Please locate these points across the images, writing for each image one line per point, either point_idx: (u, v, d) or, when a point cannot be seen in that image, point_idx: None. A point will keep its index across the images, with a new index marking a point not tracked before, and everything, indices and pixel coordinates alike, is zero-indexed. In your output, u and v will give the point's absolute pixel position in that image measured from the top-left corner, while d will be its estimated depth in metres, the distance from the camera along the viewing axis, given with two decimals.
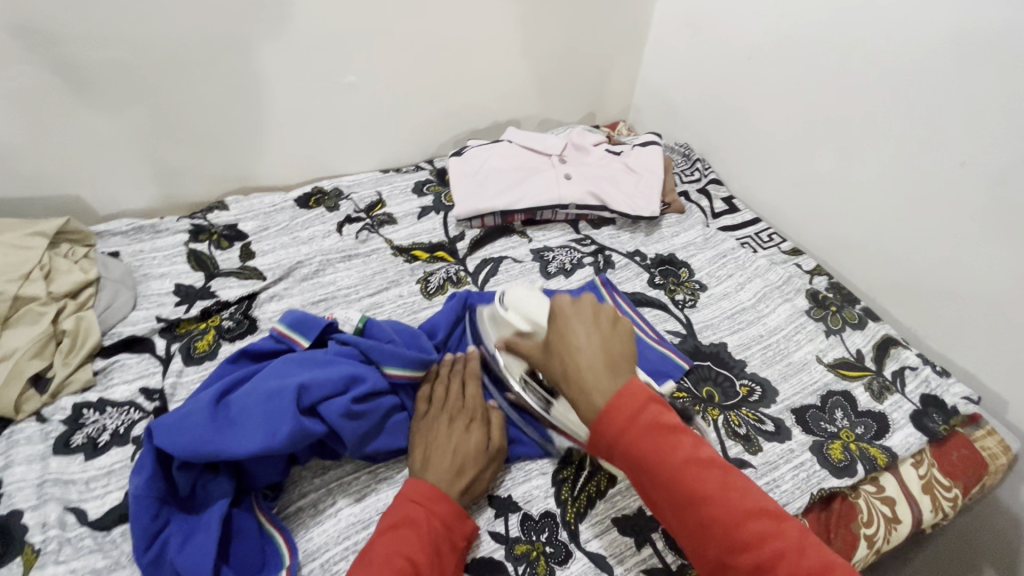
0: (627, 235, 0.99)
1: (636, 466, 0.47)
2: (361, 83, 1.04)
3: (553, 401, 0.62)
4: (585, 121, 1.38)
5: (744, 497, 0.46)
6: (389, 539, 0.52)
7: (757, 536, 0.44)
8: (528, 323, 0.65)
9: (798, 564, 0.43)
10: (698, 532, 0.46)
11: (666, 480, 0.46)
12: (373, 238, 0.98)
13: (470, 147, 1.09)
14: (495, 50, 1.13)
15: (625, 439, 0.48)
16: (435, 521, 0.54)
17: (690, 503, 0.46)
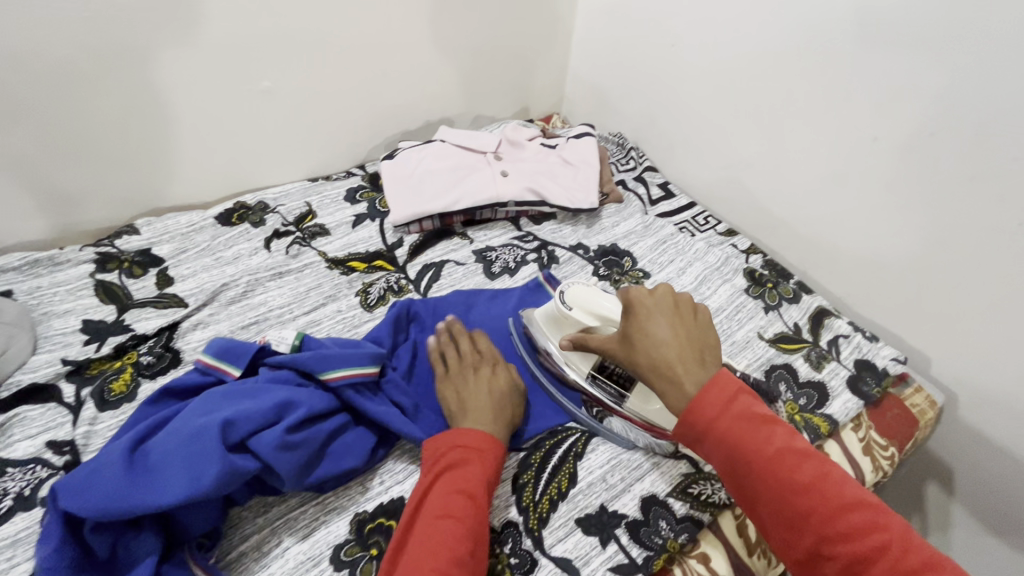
0: (568, 229, 0.99)
1: (730, 456, 0.48)
2: (277, 88, 0.98)
3: (626, 395, 0.65)
4: (518, 115, 1.37)
5: (843, 485, 0.47)
6: (446, 489, 0.55)
7: (858, 527, 0.44)
8: (595, 318, 0.66)
9: (901, 559, 0.43)
10: (793, 524, 0.46)
11: (760, 466, 0.47)
12: (306, 251, 0.93)
13: (402, 149, 1.05)
14: (419, 47, 1.09)
15: (717, 429, 0.49)
16: (486, 465, 0.58)
17: (790, 492, 0.46)
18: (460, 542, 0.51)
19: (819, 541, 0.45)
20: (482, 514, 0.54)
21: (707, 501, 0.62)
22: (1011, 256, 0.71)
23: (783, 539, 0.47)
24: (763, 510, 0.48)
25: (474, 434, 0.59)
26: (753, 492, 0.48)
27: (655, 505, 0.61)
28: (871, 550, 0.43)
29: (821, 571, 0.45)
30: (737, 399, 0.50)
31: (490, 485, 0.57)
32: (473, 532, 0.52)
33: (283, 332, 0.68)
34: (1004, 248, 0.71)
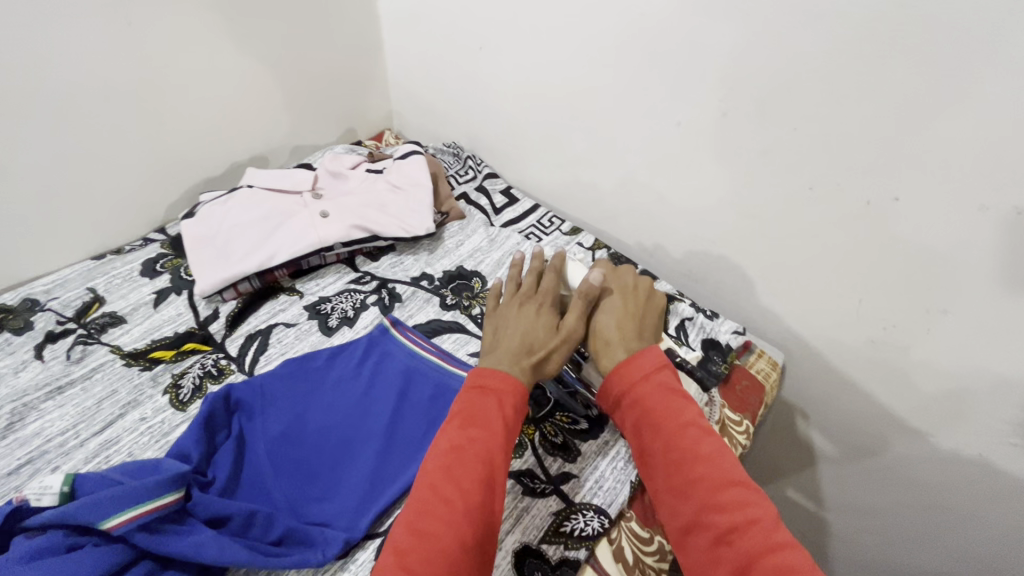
0: (410, 259, 0.92)
1: (642, 417, 0.56)
2: (6, 163, 0.78)
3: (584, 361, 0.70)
4: (346, 137, 1.26)
5: (735, 469, 0.50)
6: (459, 424, 0.53)
7: (737, 502, 0.47)
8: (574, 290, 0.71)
9: (768, 534, 0.44)
10: (682, 491, 0.50)
11: (668, 430, 0.53)
12: (93, 351, 0.77)
13: (202, 205, 0.91)
14: (197, 83, 0.93)
15: (637, 394, 0.57)
16: (506, 409, 0.55)
17: (682, 462, 0.51)
18: (467, 491, 0.48)
19: (701, 509, 0.47)
20: (498, 456, 0.51)
21: (582, 536, 0.59)
22: (808, 221, 0.75)
23: (669, 506, 0.50)
24: (661, 474, 0.52)
25: (496, 373, 0.57)
26: (654, 458, 0.53)
27: (530, 557, 0.57)
28: (744, 526, 0.45)
29: (693, 539, 0.47)
30: (658, 378, 0.58)
31: (506, 428, 0.54)
32: (482, 477, 0.49)
33: (42, 483, 0.53)
34: (801, 215, 0.75)
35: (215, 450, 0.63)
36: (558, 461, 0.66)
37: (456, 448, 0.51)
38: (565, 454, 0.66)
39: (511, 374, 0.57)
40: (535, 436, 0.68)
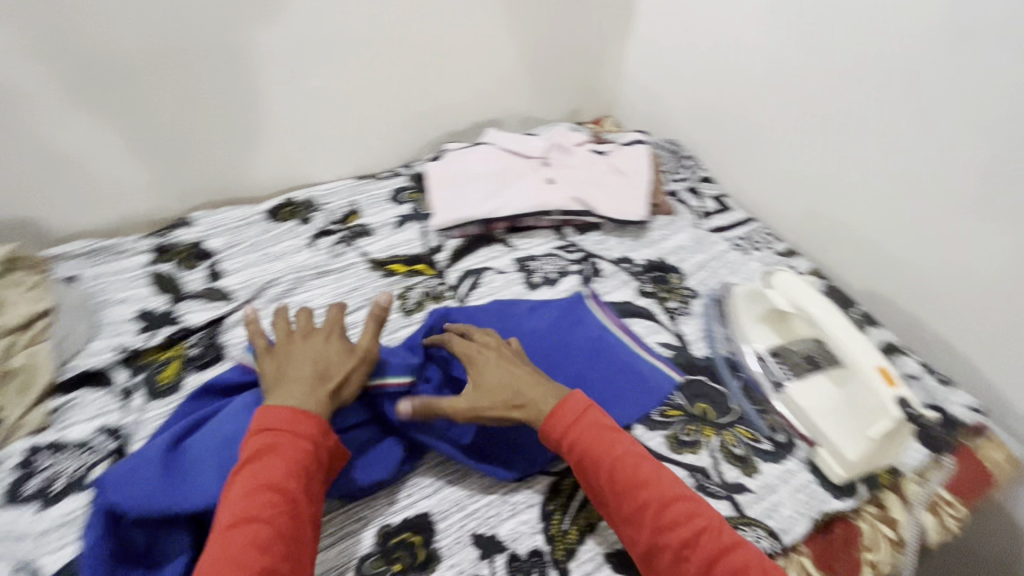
0: (614, 240, 0.95)
1: (581, 459, 0.55)
2: (330, 87, 1.00)
3: (786, 383, 0.69)
4: (569, 118, 1.35)
5: (673, 485, 0.53)
6: (251, 476, 0.48)
7: (685, 515, 0.51)
8: (789, 305, 0.70)
9: (718, 536, 0.50)
10: (633, 518, 0.52)
11: (613, 471, 0.53)
12: (349, 251, 0.93)
13: (449, 151, 1.05)
14: (473, 47, 1.10)
15: (570, 434, 0.56)
16: (298, 460, 0.50)
17: (628, 493, 0.53)
18: (284, 553, 0.45)
19: (655, 533, 0.51)
20: (304, 508, 0.48)
21: None
22: None
23: (628, 533, 0.53)
24: (611, 504, 0.54)
25: (273, 413, 0.52)
26: (605, 495, 0.54)
27: None
28: (695, 538, 0.50)
29: (654, 561, 0.51)
30: (587, 413, 0.57)
31: (295, 504, 0.48)
32: (290, 540, 0.46)
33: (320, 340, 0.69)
34: None
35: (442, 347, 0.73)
36: (735, 470, 0.65)
37: (246, 516, 0.46)
38: (743, 465, 0.65)
39: (312, 412, 0.53)
40: (714, 439, 0.68)
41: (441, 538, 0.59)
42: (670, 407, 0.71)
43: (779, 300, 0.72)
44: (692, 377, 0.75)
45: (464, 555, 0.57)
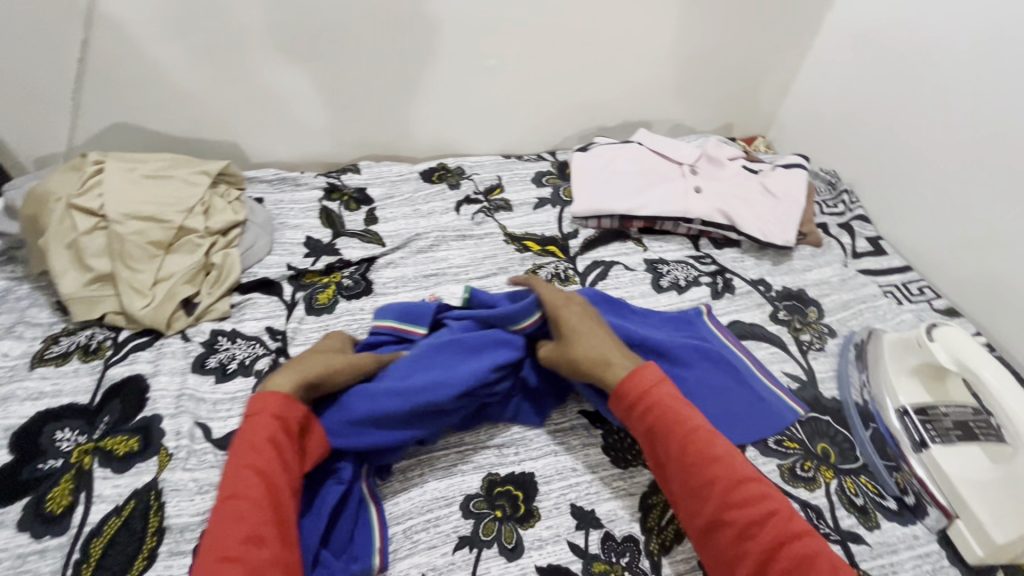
0: (751, 261, 0.92)
1: (654, 426, 0.55)
2: (501, 67, 1.06)
3: (928, 447, 0.65)
4: (721, 131, 1.35)
5: (745, 466, 0.52)
6: (239, 460, 0.50)
7: (754, 497, 0.49)
8: (952, 361, 0.63)
9: (787, 524, 0.47)
10: (698, 491, 0.51)
11: (682, 442, 0.53)
12: (488, 221, 0.99)
13: (598, 143, 1.07)
14: (642, 47, 1.11)
15: (647, 399, 0.56)
16: (269, 438, 0.52)
17: (697, 464, 0.52)
18: (263, 521, 0.47)
19: (720, 509, 0.49)
20: (276, 475, 0.50)
21: None
22: None
23: (687, 508, 0.52)
24: (675, 475, 0.53)
25: (266, 395, 0.55)
26: (669, 466, 0.53)
27: None
28: (764, 519, 0.48)
29: (716, 538, 0.49)
30: (662, 384, 0.57)
31: (271, 481, 0.49)
32: (268, 509, 0.48)
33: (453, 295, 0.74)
34: None
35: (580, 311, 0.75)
36: (852, 519, 0.62)
37: (232, 493, 0.48)
38: (863, 517, 0.62)
39: (295, 399, 0.56)
40: (833, 482, 0.65)
41: (542, 499, 0.62)
42: (788, 439, 0.68)
43: (941, 354, 0.65)
44: (814, 415, 0.72)
45: (561, 520, 0.60)
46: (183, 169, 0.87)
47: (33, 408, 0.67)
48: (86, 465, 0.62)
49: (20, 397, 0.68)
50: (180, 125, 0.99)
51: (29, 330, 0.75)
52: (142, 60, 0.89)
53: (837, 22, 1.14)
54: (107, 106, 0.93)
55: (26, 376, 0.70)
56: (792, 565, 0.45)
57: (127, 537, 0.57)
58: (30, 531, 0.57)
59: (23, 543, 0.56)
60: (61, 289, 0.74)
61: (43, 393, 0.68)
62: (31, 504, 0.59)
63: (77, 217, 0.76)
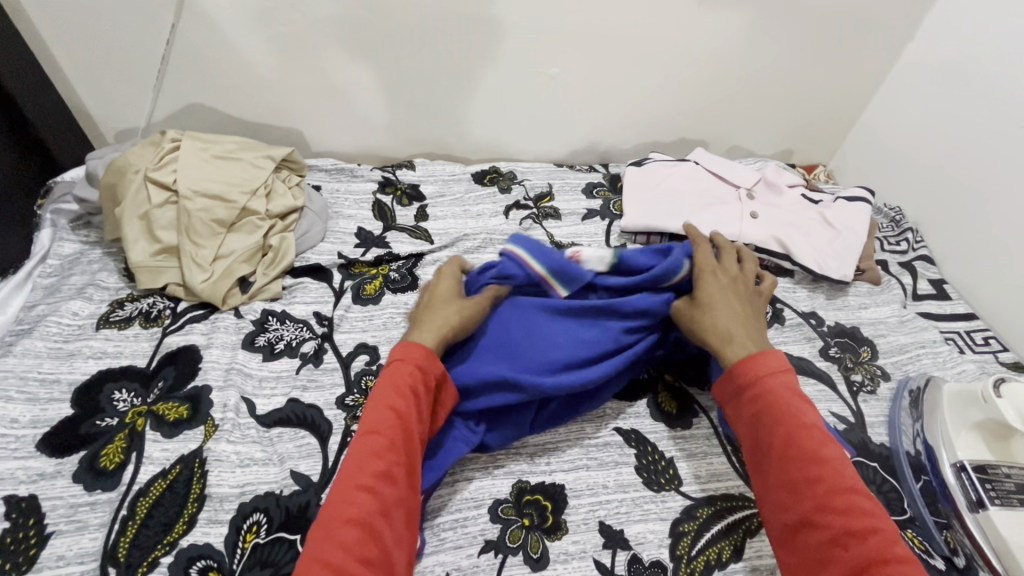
0: (804, 292, 0.90)
1: (762, 411, 0.55)
2: (563, 76, 1.06)
3: (984, 508, 0.60)
4: (780, 156, 1.32)
5: (856, 480, 0.50)
6: (383, 396, 0.54)
7: (857, 507, 0.47)
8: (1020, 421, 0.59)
9: (889, 543, 0.45)
10: (796, 486, 0.50)
11: (790, 433, 0.52)
12: (536, 228, 1.00)
13: (652, 159, 1.05)
14: (707, 66, 1.09)
15: (760, 385, 0.56)
16: (410, 382, 0.55)
17: (801, 459, 0.51)
18: (396, 460, 0.50)
19: (817, 509, 0.48)
20: (412, 422, 0.53)
21: None
22: None
23: (780, 501, 0.51)
24: (774, 465, 0.52)
25: (412, 345, 0.59)
26: (770, 456, 0.53)
27: None
28: (863, 531, 0.45)
29: (805, 537, 0.48)
30: (782, 376, 0.57)
31: (408, 423, 0.53)
32: (402, 453, 0.51)
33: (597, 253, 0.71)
34: None
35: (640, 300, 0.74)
36: None
37: (372, 428, 0.52)
38: None
39: (435, 354, 0.60)
40: None
41: (571, 512, 0.62)
42: None
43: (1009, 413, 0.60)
44: (859, 459, 0.69)
45: (589, 536, 0.60)
46: (251, 153, 0.90)
47: (96, 367, 0.71)
48: (139, 426, 0.65)
49: (85, 355, 0.72)
50: (251, 110, 1.03)
51: (98, 292, 0.80)
52: (223, 47, 0.93)
53: (916, 54, 1.10)
54: (187, 88, 0.98)
55: (91, 336, 0.74)
56: None
57: (170, 500, 0.59)
58: (84, 483, 0.60)
59: (76, 494, 0.59)
60: (130, 257, 0.78)
61: (106, 353, 0.72)
62: (87, 457, 0.62)
63: (151, 190, 0.80)
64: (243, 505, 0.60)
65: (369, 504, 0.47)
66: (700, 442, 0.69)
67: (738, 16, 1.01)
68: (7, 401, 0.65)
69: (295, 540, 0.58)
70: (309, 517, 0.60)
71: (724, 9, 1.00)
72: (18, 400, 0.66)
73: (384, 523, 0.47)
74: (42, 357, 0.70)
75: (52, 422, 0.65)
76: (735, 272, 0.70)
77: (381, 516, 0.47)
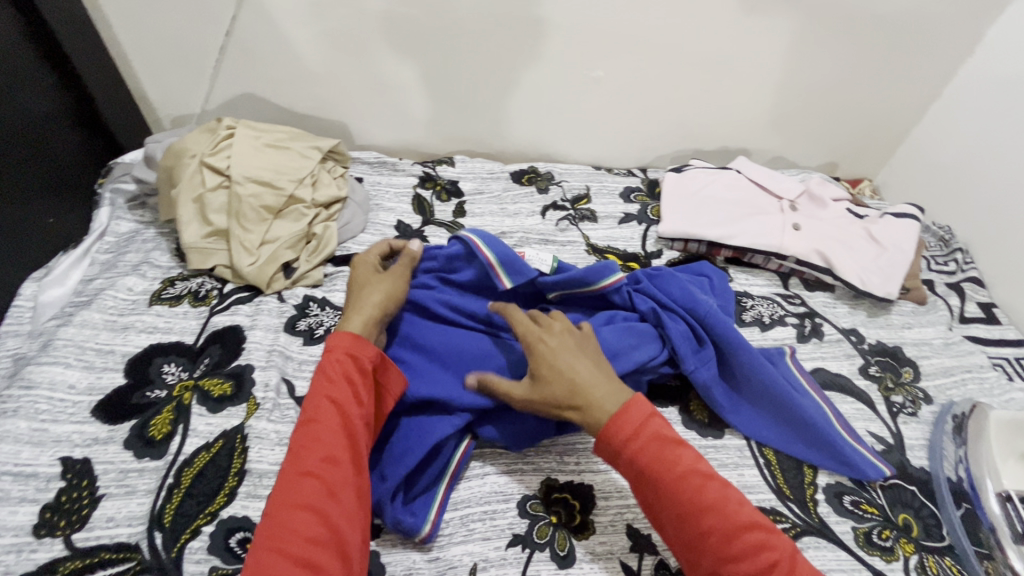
0: (844, 308, 0.88)
1: (642, 473, 0.51)
2: (607, 79, 1.06)
3: None
4: (824, 169, 1.30)
5: (742, 511, 0.49)
6: (316, 391, 0.55)
7: (753, 546, 0.47)
8: None
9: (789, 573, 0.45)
10: (693, 543, 0.48)
11: (671, 485, 0.50)
12: (572, 229, 1.00)
13: (692, 166, 1.04)
14: (754, 74, 1.08)
15: (634, 444, 0.52)
16: (344, 370, 0.57)
17: (689, 514, 0.49)
18: (338, 445, 0.52)
19: (717, 562, 0.47)
20: (349, 406, 0.55)
21: None
22: None
23: (686, 557, 0.50)
24: (668, 524, 0.50)
25: (342, 334, 0.60)
26: (664, 513, 0.50)
27: None
28: (766, 572, 0.45)
29: None
30: (649, 427, 0.53)
31: (347, 406, 0.55)
32: (342, 437, 0.53)
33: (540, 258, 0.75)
34: None
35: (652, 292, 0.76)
36: None
37: (309, 418, 0.53)
38: None
39: (364, 338, 0.61)
40: (913, 557, 0.60)
41: (598, 513, 0.62)
42: (866, 502, 0.65)
43: None
44: (896, 481, 0.67)
45: (616, 538, 0.60)
46: (299, 143, 0.93)
47: (147, 340, 0.74)
48: (185, 400, 0.68)
49: (137, 329, 0.75)
50: (301, 102, 1.06)
51: (150, 270, 0.83)
52: (278, 39, 0.96)
53: (975, 69, 1.06)
54: (242, 78, 1.02)
55: (144, 311, 0.77)
56: None
57: (213, 472, 0.62)
58: (133, 451, 0.63)
59: (127, 460, 0.62)
60: (182, 238, 0.81)
61: (157, 328, 0.76)
62: (137, 426, 0.65)
63: (206, 174, 0.84)
64: None
65: (317, 489, 0.49)
66: (731, 453, 0.68)
67: (791, 25, 1.00)
68: (66, 367, 0.69)
69: None
70: None
71: (777, 17, 0.98)
72: (76, 367, 0.69)
73: (334, 504, 0.49)
74: (99, 328, 0.74)
75: (106, 391, 0.68)
76: (556, 325, 0.63)
77: (329, 498, 0.49)
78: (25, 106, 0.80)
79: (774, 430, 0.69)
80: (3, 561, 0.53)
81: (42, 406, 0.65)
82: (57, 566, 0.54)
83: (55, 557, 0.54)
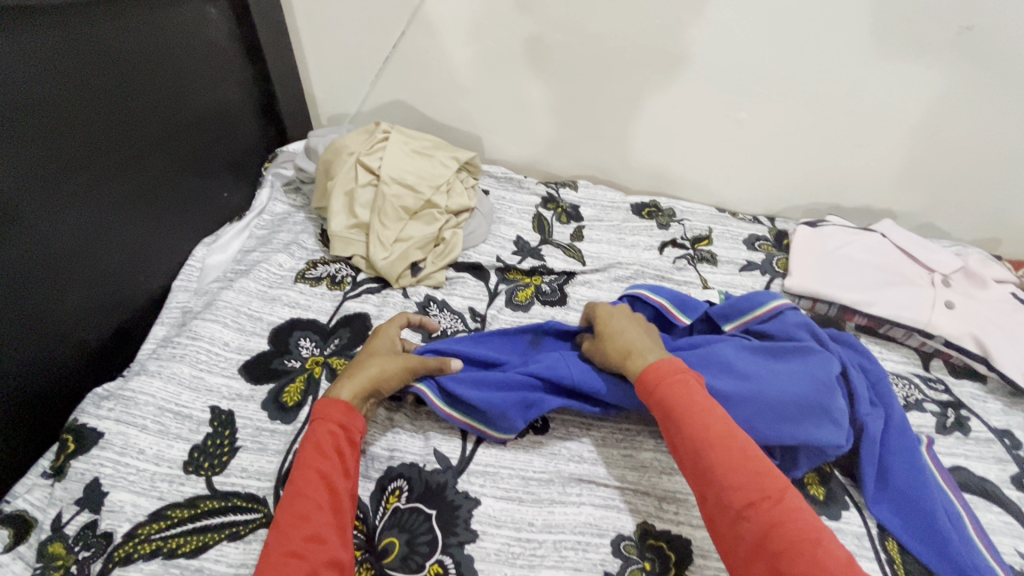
0: (996, 405, 0.79)
1: (665, 410, 0.56)
2: (750, 122, 1.03)
3: None
4: (982, 245, 1.17)
5: (747, 451, 0.51)
6: (305, 463, 0.55)
7: (751, 481, 0.49)
8: None
9: (780, 507, 0.47)
10: (701, 472, 0.51)
11: (691, 426, 0.53)
12: (690, 270, 0.98)
13: (829, 222, 0.98)
14: (916, 133, 1.00)
15: (661, 386, 0.57)
16: (330, 438, 0.57)
17: (697, 444, 0.52)
18: (325, 523, 0.51)
19: (720, 489, 0.49)
20: (337, 481, 0.55)
21: None
22: None
23: (695, 487, 0.52)
24: (681, 455, 0.54)
25: (334, 404, 0.60)
26: (678, 445, 0.54)
27: None
28: (758, 503, 0.47)
29: (718, 516, 0.49)
30: (678, 374, 0.58)
31: (329, 478, 0.55)
32: (329, 514, 0.52)
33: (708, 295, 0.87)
34: None
35: (791, 321, 0.75)
36: None
37: (297, 492, 0.53)
38: None
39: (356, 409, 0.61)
40: None
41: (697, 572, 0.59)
42: None
43: None
44: None
45: None
46: (441, 152, 0.99)
47: (290, 314, 0.82)
48: (315, 373, 0.74)
49: (283, 302, 0.83)
50: (445, 113, 1.14)
51: (299, 250, 0.92)
52: (438, 56, 1.04)
53: None
54: (398, 87, 1.11)
55: (290, 287, 0.86)
56: (778, 546, 0.45)
57: None
58: (268, 412, 0.70)
59: (262, 419, 0.69)
60: (331, 226, 0.89)
61: (299, 303, 0.84)
62: (274, 390, 0.72)
63: (360, 171, 0.92)
64: (390, 469, 0.65)
65: (299, 568, 0.47)
66: (847, 538, 0.63)
67: (970, 85, 0.92)
68: (223, 326, 0.78)
69: (430, 515, 0.61)
70: (445, 496, 0.63)
71: (953, 77, 0.91)
72: (231, 328, 0.78)
73: None
74: (252, 296, 0.83)
75: (252, 353, 0.76)
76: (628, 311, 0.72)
77: None
78: (225, 95, 0.93)
79: (902, 521, 0.64)
80: (158, 487, 0.61)
81: (202, 357, 0.74)
82: (198, 502, 0.60)
83: (198, 493, 0.61)
